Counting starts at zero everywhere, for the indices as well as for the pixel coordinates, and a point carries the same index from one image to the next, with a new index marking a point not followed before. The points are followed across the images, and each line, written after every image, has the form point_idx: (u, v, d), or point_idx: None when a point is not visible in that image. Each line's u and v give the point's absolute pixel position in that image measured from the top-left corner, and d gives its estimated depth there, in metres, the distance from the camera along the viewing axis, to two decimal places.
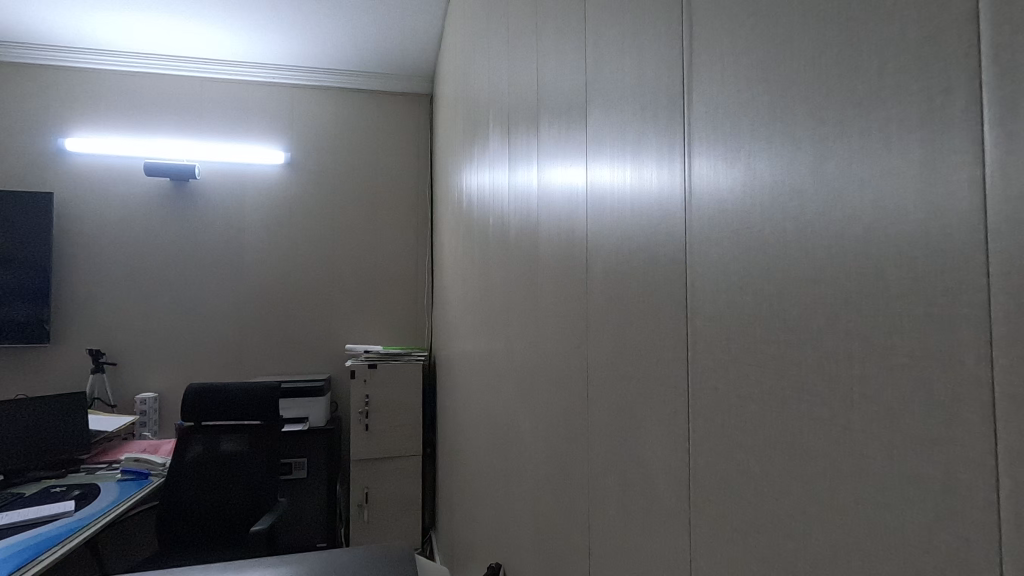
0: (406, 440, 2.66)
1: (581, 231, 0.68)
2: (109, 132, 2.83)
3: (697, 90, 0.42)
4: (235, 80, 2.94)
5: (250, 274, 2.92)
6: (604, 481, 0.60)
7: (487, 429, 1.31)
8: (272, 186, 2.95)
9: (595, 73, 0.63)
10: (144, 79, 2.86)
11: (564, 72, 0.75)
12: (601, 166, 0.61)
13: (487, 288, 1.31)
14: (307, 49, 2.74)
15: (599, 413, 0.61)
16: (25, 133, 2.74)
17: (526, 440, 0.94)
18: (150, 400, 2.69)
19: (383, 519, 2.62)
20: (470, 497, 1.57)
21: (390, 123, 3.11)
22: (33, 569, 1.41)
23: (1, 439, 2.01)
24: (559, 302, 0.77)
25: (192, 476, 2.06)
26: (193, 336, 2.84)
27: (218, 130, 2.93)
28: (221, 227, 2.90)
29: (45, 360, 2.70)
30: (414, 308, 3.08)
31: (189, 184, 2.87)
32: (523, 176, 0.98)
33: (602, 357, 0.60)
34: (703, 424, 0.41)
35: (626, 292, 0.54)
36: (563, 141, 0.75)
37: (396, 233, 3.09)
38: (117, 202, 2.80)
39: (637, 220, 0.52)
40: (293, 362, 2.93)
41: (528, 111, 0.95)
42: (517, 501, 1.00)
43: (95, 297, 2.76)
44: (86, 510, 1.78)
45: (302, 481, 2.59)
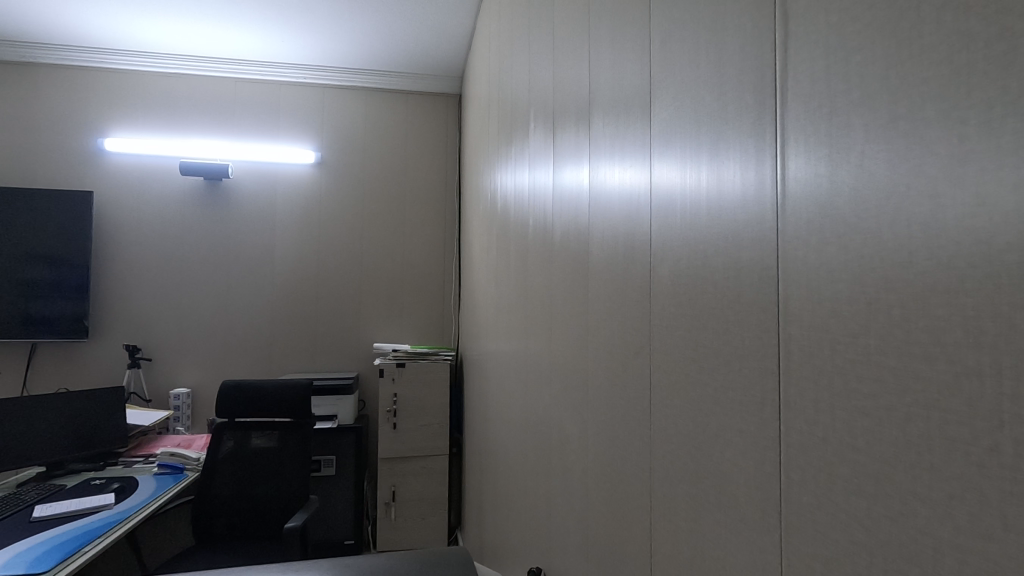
0: (433, 439, 2.67)
1: (644, 234, 0.66)
2: (147, 132, 2.89)
3: (793, 90, 0.40)
4: (267, 81, 2.97)
5: (280, 272, 2.95)
6: (670, 491, 0.58)
7: (524, 432, 1.30)
8: (303, 186, 2.98)
9: (661, 71, 0.61)
10: (181, 80, 2.92)
11: (622, 71, 0.73)
12: (670, 169, 0.59)
13: (527, 290, 1.30)
14: (339, 49, 2.76)
15: (664, 422, 0.60)
16: (65, 132, 2.81)
17: (573, 444, 0.92)
18: (183, 395, 2.74)
19: (409, 517, 2.63)
20: (504, 499, 1.56)
21: (419, 123, 3.11)
22: (77, 561, 1.44)
23: (45, 433, 2.07)
24: (615, 305, 0.75)
25: (226, 471, 2.09)
26: (224, 333, 2.88)
27: (250, 130, 2.97)
28: (253, 226, 2.94)
29: (84, 355, 2.77)
30: (441, 308, 3.09)
31: (223, 183, 2.91)
32: (571, 177, 0.96)
33: (670, 364, 0.58)
34: (799, 439, 0.39)
35: (701, 297, 0.52)
36: (621, 142, 0.73)
37: (424, 232, 3.09)
38: (153, 201, 2.85)
39: (714, 224, 0.50)
40: (321, 360, 2.96)
41: (577, 109, 0.93)
42: (560, 506, 0.99)
43: (131, 294, 2.82)
44: (125, 503, 1.81)
45: (330, 478, 2.62)
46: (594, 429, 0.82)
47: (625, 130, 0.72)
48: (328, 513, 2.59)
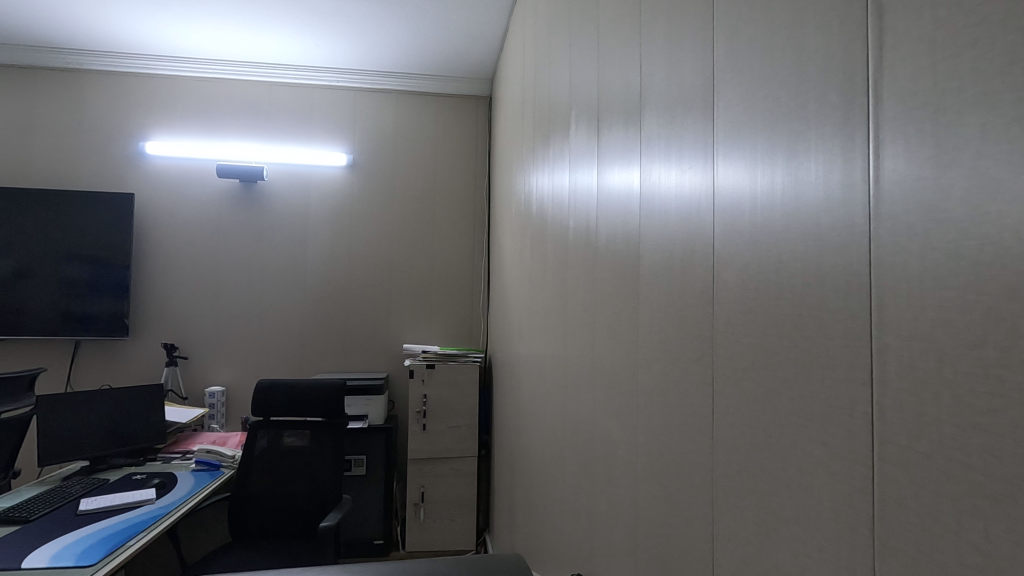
0: (462, 440, 2.67)
1: (706, 237, 0.64)
2: (185, 136, 2.96)
3: (888, 88, 0.38)
4: (300, 84, 3.02)
5: (312, 273, 3.00)
6: (737, 503, 0.56)
7: (563, 437, 1.29)
8: (335, 187, 3.02)
9: (727, 68, 0.59)
10: (217, 84, 2.98)
11: (680, 70, 0.71)
12: (737, 169, 0.57)
13: (567, 293, 1.29)
14: (372, 53, 2.79)
15: (729, 431, 0.58)
16: (109, 135, 2.89)
17: (620, 450, 0.91)
18: (218, 393, 2.80)
19: (438, 518, 2.64)
20: (539, 503, 1.56)
21: (449, 125, 3.12)
22: (123, 554, 1.47)
23: (87, 428, 2.13)
24: (670, 310, 0.73)
25: (262, 469, 2.12)
26: (258, 333, 2.94)
27: (285, 133, 3.02)
28: (287, 228, 2.99)
29: (123, 352, 2.84)
30: (470, 310, 3.09)
31: (258, 185, 2.97)
32: (619, 178, 0.95)
33: (735, 371, 0.57)
34: (896, 454, 0.37)
35: (775, 304, 0.51)
36: (678, 142, 0.72)
37: (454, 234, 3.10)
38: (190, 204, 2.92)
39: (792, 227, 0.49)
40: (351, 360, 2.99)
41: (625, 109, 0.92)
42: (605, 513, 0.98)
43: (169, 293, 2.89)
44: (166, 498, 1.85)
45: (360, 478, 2.64)
46: (645, 437, 0.81)
47: (683, 130, 0.71)
48: (359, 513, 2.61)
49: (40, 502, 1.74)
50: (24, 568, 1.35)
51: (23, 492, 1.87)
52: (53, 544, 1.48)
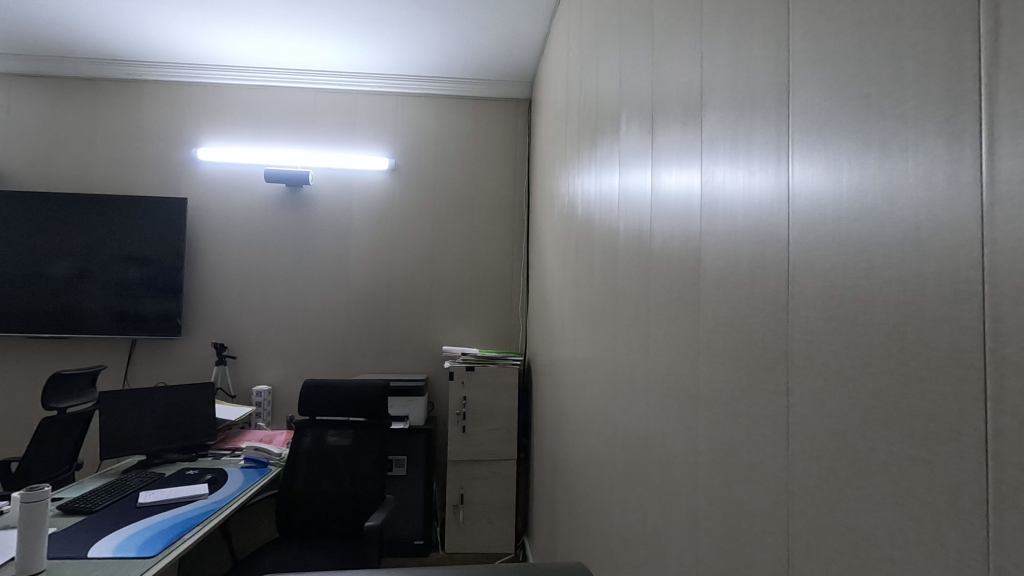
0: (501, 443, 2.67)
1: (780, 240, 0.62)
2: (234, 142, 3.05)
3: (1005, 84, 0.36)
4: (344, 90, 3.08)
5: (354, 275, 3.05)
6: (818, 520, 0.54)
7: (613, 443, 1.27)
8: (377, 192, 3.07)
9: (807, 63, 0.57)
10: (265, 92, 3.06)
11: (748, 69, 0.69)
12: (818, 171, 0.55)
13: (616, 298, 1.27)
14: (413, 57, 2.82)
15: (808, 444, 0.56)
16: (164, 142, 3.02)
17: (677, 459, 0.89)
18: (265, 392, 2.88)
19: (478, 521, 2.65)
20: (584, 509, 1.54)
21: (488, 128, 3.13)
22: (181, 546, 1.52)
23: (142, 424, 2.22)
24: (737, 315, 0.71)
25: (307, 468, 2.16)
26: (302, 334, 3.01)
27: (328, 138, 3.08)
28: (331, 231, 3.05)
29: (175, 352, 2.95)
30: (508, 312, 3.08)
31: (303, 190, 3.05)
32: (674, 180, 0.93)
33: (815, 381, 0.55)
34: (1016, 477, 0.35)
35: (864, 313, 0.48)
36: (746, 142, 0.69)
37: (493, 237, 3.11)
38: (238, 208, 3.01)
39: (886, 230, 0.46)
40: (391, 362, 3.03)
41: (684, 108, 0.90)
42: (659, 522, 0.96)
43: (219, 295, 2.98)
44: (218, 493, 1.91)
45: (402, 478, 2.67)
46: (706, 447, 0.79)
47: (751, 130, 0.68)
48: (400, 513, 2.65)
49: (101, 494, 1.82)
50: (90, 557, 1.41)
51: (86, 484, 1.96)
52: (115, 534, 1.54)
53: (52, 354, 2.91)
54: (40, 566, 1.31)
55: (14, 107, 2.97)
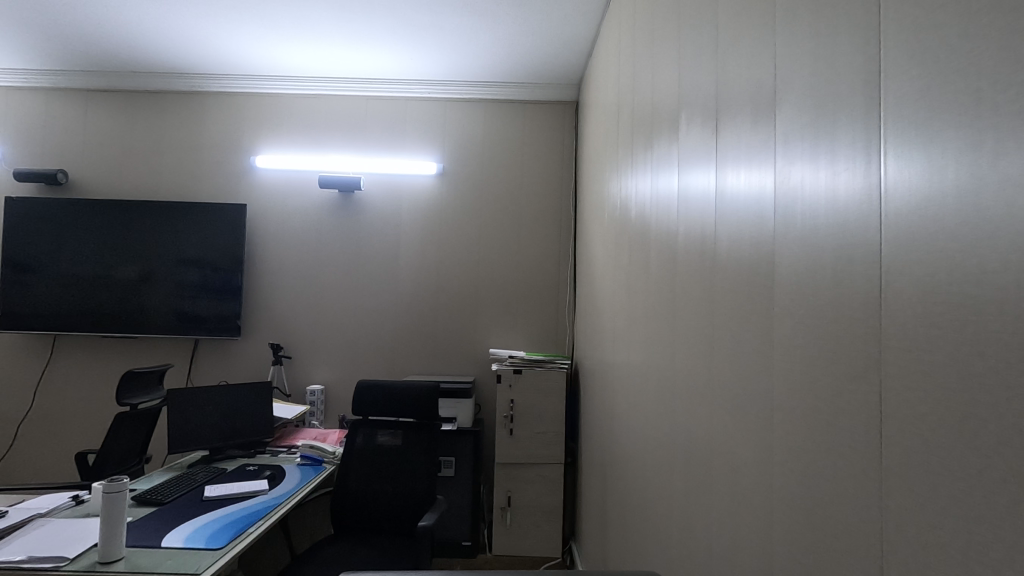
0: (549, 446, 2.66)
1: (870, 242, 0.59)
2: (290, 149, 3.16)
3: None
4: (395, 97, 3.15)
5: (403, 277, 3.10)
6: (917, 539, 0.51)
7: (671, 449, 1.25)
8: (425, 196, 3.12)
9: (906, 57, 0.54)
10: (318, 101, 3.16)
11: (831, 64, 0.67)
12: (917, 169, 0.52)
13: (676, 300, 1.25)
14: (461, 62, 2.86)
15: (904, 457, 0.53)
16: (225, 150, 3.15)
17: (749, 468, 0.86)
18: (318, 392, 2.97)
19: (526, 524, 2.64)
20: (639, 516, 1.52)
21: (535, 131, 3.14)
22: (246, 539, 1.58)
23: (205, 421, 2.32)
24: (820, 322, 0.68)
25: (359, 467, 2.20)
26: (353, 335, 3.08)
27: (379, 144, 3.15)
28: (380, 233, 3.12)
29: (234, 351, 3.08)
30: (555, 315, 3.07)
31: (355, 195, 3.13)
32: (742, 180, 0.91)
33: (915, 391, 0.52)
34: None
35: (977, 321, 0.45)
36: (828, 140, 0.67)
37: (540, 239, 3.11)
38: (293, 213, 3.12)
39: (1004, 232, 0.43)
40: (439, 363, 3.07)
41: (754, 105, 0.88)
42: (726, 534, 0.93)
43: (276, 297, 3.09)
44: (278, 489, 1.97)
45: (450, 479, 2.70)
46: (782, 456, 0.76)
47: (834, 127, 0.66)
48: (448, 513, 2.67)
49: (170, 486, 1.91)
50: (163, 546, 1.47)
51: (156, 477, 2.07)
52: (184, 526, 1.61)
53: (122, 353, 3.08)
54: (119, 553, 1.39)
55: (90, 120, 3.17)
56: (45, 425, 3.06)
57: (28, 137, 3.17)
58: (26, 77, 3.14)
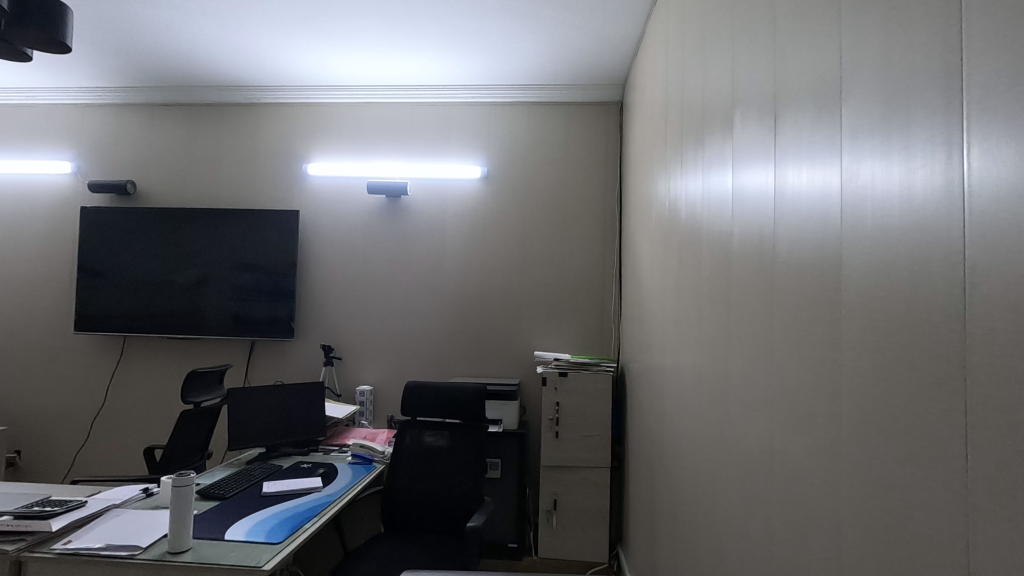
0: (595, 450, 2.63)
1: (952, 242, 0.56)
2: (339, 157, 3.26)
3: None
4: (440, 103, 3.20)
5: (449, 280, 3.14)
6: (1008, 556, 0.48)
7: (727, 455, 1.21)
8: (470, 200, 3.15)
9: (992, 45, 0.51)
10: (367, 109, 3.25)
11: (903, 58, 0.64)
12: (1005, 162, 0.49)
13: (731, 302, 1.21)
14: (506, 66, 2.88)
15: (993, 467, 0.50)
16: (280, 159, 3.28)
17: (813, 477, 0.83)
18: (367, 392, 3.04)
19: (572, 528, 2.63)
20: (692, 522, 1.49)
21: (580, 133, 3.13)
22: (303, 534, 1.63)
23: (262, 420, 2.41)
24: (894, 326, 0.65)
25: (408, 467, 2.24)
26: (401, 336, 3.14)
27: (425, 150, 3.21)
28: (427, 237, 3.17)
29: (288, 353, 3.19)
30: (600, 317, 3.05)
31: (402, 200, 3.20)
32: (803, 178, 0.88)
33: (1006, 400, 0.49)
34: None
35: None
36: (902, 135, 0.64)
37: (585, 241, 3.09)
38: (343, 218, 3.21)
39: None
40: (484, 365, 3.09)
41: (816, 100, 0.85)
42: (788, 544, 0.90)
43: (327, 299, 3.19)
44: (331, 487, 2.03)
45: (496, 481, 2.71)
46: (850, 465, 0.73)
47: (908, 121, 0.63)
48: (495, 515, 2.69)
49: (232, 482, 2.00)
50: (227, 539, 1.54)
51: (217, 472, 2.16)
52: (245, 520, 1.68)
53: (185, 354, 3.24)
54: (187, 544, 1.46)
55: (155, 133, 3.36)
56: (116, 421, 3.25)
57: (100, 150, 3.39)
58: (98, 94, 3.35)
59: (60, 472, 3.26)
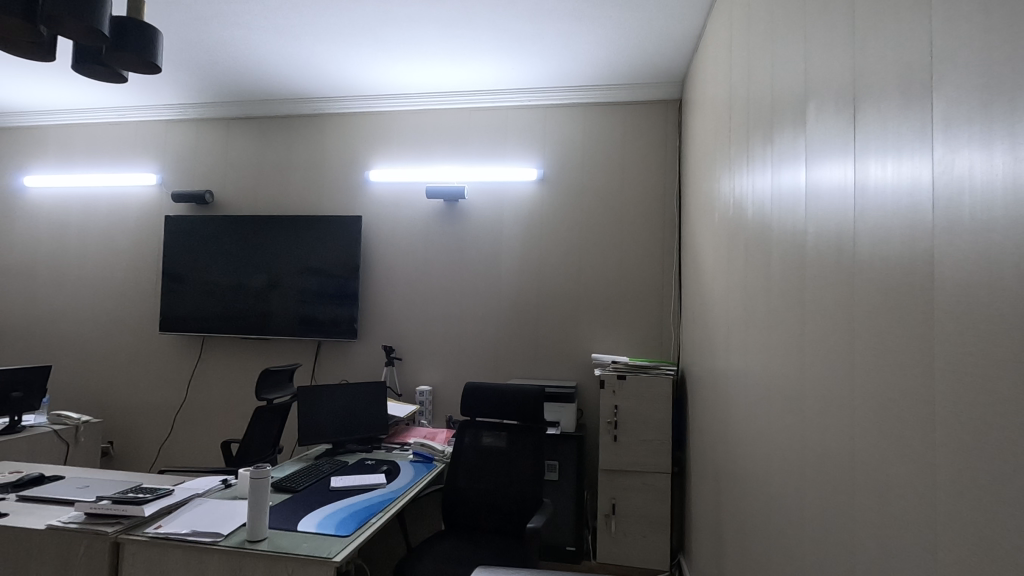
0: (655, 455, 2.58)
1: None
2: (399, 163, 3.35)
3: None
4: (498, 107, 3.24)
5: (505, 282, 3.17)
6: None
7: (801, 462, 1.16)
8: (527, 202, 3.17)
9: None
10: (425, 116, 3.33)
11: (1008, 40, 0.60)
12: None
13: (805, 303, 1.16)
14: (561, 68, 2.88)
15: None
16: (343, 167, 3.41)
17: (903, 487, 0.78)
18: (427, 392, 3.11)
19: (631, 534, 2.58)
20: (761, 531, 1.43)
21: (638, 132, 3.08)
22: (369, 528, 1.68)
23: (328, 417, 2.50)
24: (998, 329, 0.60)
25: (467, 466, 2.27)
26: (459, 337, 3.19)
27: (482, 154, 3.25)
28: (483, 240, 3.21)
29: (351, 353, 3.30)
30: (659, 319, 2.99)
31: (460, 204, 3.26)
32: (888, 171, 0.83)
33: None
34: None
35: None
36: (1006, 121, 0.60)
37: (643, 242, 3.04)
38: (403, 222, 3.31)
39: None
40: (541, 367, 3.09)
41: (903, 86, 0.80)
42: (873, 557, 0.86)
43: (388, 302, 3.29)
44: (394, 484, 2.09)
45: (554, 483, 2.71)
46: (944, 476, 0.69)
47: (1013, 107, 0.58)
48: (554, 517, 2.68)
49: (302, 476, 2.09)
50: (300, 530, 1.62)
51: (288, 467, 2.27)
52: (315, 513, 1.76)
53: (257, 353, 3.42)
54: (263, 534, 1.54)
55: (229, 145, 3.57)
56: (195, 416, 3.47)
57: (181, 162, 3.63)
58: (179, 110, 3.60)
59: (147, 461, 3.51)
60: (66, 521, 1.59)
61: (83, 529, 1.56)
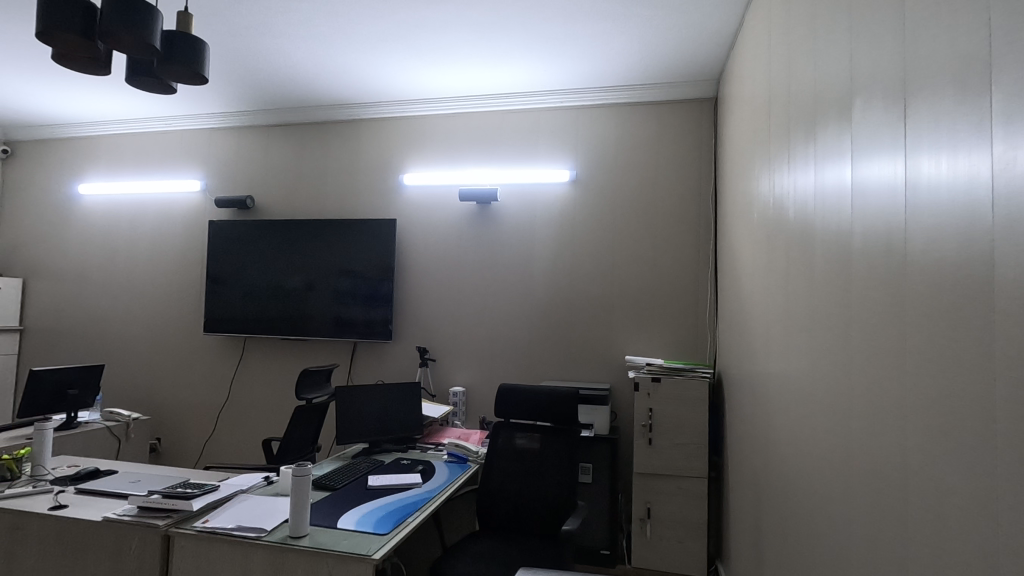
0: (691, 459, 2.54)
1: None
2: (433, 166, 3.39)
3: None
4: (530, 109, 3.25)
5: (538, 283, 3.17)
6: None
7: (847, 468, 1.13)
8: (559, 204, 3.17)
9: None
10: (459, 119, 3.37)
11: None
12: None
13: (852, 304, 1.13)
14: (594, 69, 2.87)
15: None
16: (378, 171, 3.47)
17: (960, 496, 0.75)
18: (460, 393, 3.14)
19: (667, 538, 2.54)
20: (804, 539, 1.39)
21: (672, 131, 3.04)
22: (406, 526, 1.71)
23: (364, 417, 2.55)
24: None
25: (501, 468, 2.28)
26: (491, 339, 3.21)
27: (514, 156, 3.27)
28: (516, 242, 3.22)
29: (385, 354, 3.36)
30: (695, 321, 2.94)
31: (492, 206, 3.27)
32: (943, 167, 0.80)
33: None
34: None
35: None
36: None
37: (678, 242, 3.00)
38: (436, 225, 3.35)
39: None
40: (573, 369, 3.08)
41: (960, 77, 0.76)
42: (926, 567, 0.83)
43: (421, 304, 3.33)
44: (430, 483, 2.11)
45: (588, 486, 2.70)
46: (1005, 484, 0.66)
47: None
48: (588, 520, 2.67)
49: (340, 474, 2.14)
50: (339, 527, 1.65)
51: (326, 465, 2.32)
52: (354, 510, 1.79)
53: (295, 354, 3.51)
54: (305, 530, 1.58)
55: (269, 151, 3.68)
56: (237, 414, 3.58)
57: (224, 169, 3.76)
58: (222, 118, 3.72)
59: (192, 458, 3.64)
60: (121, 514, 1.67)
61: (137, 521, 1.63)
